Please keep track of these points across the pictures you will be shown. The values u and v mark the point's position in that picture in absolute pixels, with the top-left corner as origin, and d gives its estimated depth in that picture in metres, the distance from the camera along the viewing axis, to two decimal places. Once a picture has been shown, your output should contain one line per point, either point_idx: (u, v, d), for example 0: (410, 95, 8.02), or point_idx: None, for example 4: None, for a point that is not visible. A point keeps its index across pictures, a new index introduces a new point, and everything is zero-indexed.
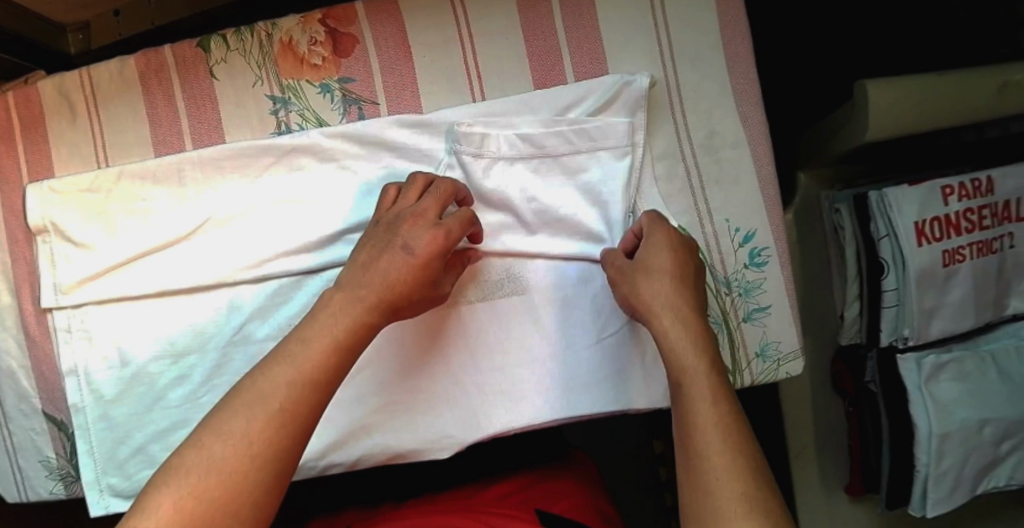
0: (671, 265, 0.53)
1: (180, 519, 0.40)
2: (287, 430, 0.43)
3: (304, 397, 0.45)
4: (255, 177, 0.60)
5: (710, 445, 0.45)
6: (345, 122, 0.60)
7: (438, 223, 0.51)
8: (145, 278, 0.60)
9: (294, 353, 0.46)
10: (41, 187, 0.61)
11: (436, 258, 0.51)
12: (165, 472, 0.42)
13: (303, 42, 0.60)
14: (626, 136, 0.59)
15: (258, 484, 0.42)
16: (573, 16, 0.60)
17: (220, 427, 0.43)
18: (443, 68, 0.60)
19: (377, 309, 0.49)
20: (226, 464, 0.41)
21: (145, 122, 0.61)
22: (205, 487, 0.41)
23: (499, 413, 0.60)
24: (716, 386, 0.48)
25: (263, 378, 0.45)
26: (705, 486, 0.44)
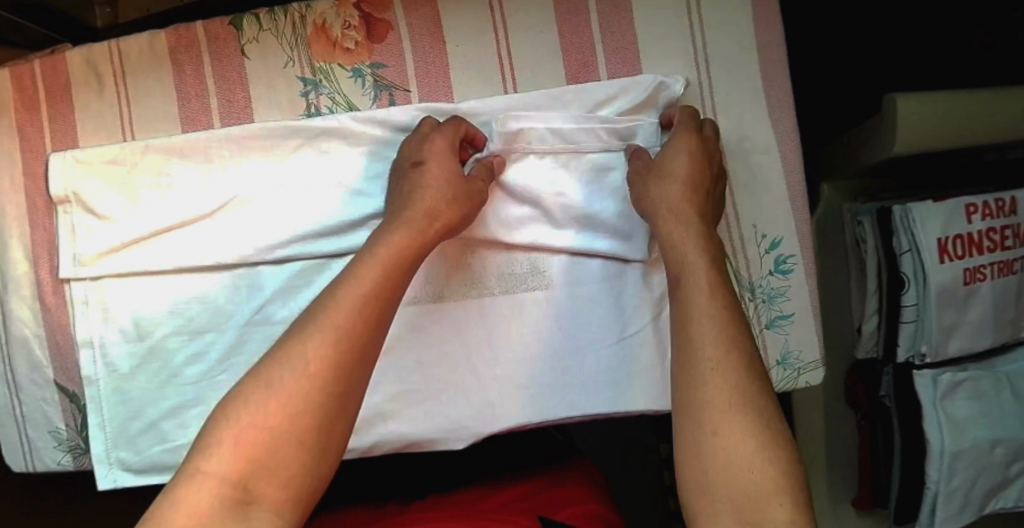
0: (688, 164, 0.53)
1: (245, 448, 0.41)
2: (347, 358, 0.45)
3: (361, 325, 0.46)
4: (282, 157, 0.60)
5: (706, 335, 0.44)
6: (375, 108, 0.60)
7: (443, 139, 0.54)
8: (165, 253, 0.60)
9: (347, 281, 0.48)
10: (66, 157, 0.61)
11: (450, 162, 0.54)
12: (226, 404, 0.43)
13: (336, 26, 0.59)
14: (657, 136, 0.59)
15: (322, 413, 0.43)
16: (609, 12, 0.60)
17: (279, 357, 0.44)
18: (476, 58, 0.60)
19: (417, 223, 0.51)
20: (288, 394, 0.42)
21: (173, 97, 0.61)
22: (266, 416, 0.42)
23: (515, 406, 0.60)
24: (715, 283, 0.47)
25: (318, 308, 0.46)
26: (692, 373, 0.43)
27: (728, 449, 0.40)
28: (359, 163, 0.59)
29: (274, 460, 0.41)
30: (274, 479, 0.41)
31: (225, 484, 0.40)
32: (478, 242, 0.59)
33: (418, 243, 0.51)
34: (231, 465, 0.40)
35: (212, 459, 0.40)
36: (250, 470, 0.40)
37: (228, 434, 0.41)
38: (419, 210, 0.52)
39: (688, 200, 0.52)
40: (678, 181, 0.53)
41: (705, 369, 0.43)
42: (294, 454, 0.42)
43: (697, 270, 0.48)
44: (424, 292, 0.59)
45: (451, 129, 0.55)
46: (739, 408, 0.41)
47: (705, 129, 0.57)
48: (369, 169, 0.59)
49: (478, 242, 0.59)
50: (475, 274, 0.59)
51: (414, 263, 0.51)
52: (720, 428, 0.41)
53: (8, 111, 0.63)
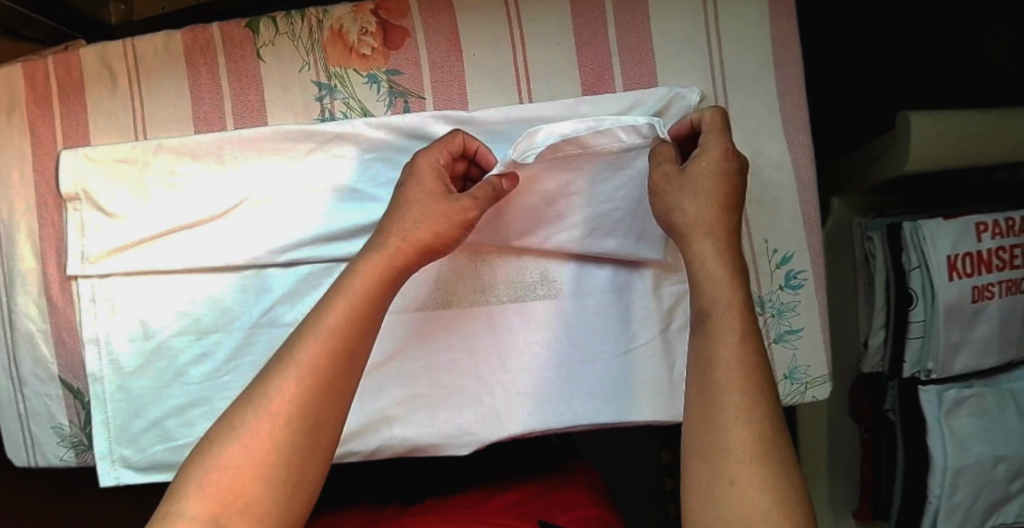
0: (721, 179, 0.49)
1: (211, 491, 0.40)
2: (315, 392, 0.43)
3: (328, 357, 0.44)
4: (294, 161, 0.59)
5: (731, 380, 0.43)
6: (389, 114, 0.59)
7: (431, 160, 0.52)
8: (174, 254, 0.60)
9: (316, 314, 0.46)
10: (77, 154, 0.61)
11: (428, 185, 0.51)
12: (202, 445, 0.43)
13: (353, 32, 0.59)
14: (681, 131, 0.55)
15: (289, 452, 0.42)
16: (626, 24, 0.59)
17: (249, 397, 0.43)
18: (492, 67, 0.60)
19: (392, 249, 0.49)
20: (253, 436, 0.42)
21: (186, 96, 0.61)
22: (232, 458, 0.41)
23: (520, 414, 0.59)
24: (744, 320, 0.45)
25: (289, 344, 0.45)
26: (715, 423, 0.42)
27: (743, 502, 0.39)
28: (372, 168, 0.59)
29: (243, 499, 0.40)
30: (244, 519, 0.40)
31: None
32: (487, 247, 0.59)
33: (393, 269, 0.49)
34: (202, 506, 0.40)
35: (185, 501, 0.40)
36: (217, 512, 0.40)
37: (199, 476, 0.41)
38: (395, 236, 0.50)
39: (723, 221, 0.48)
40: (713, 196, 0.48)
41: (727, 417, 0.42)
42: (261, 493, 0.41)
43: (726, 305, 0.45)
44: (433, 297, 0.59)
45: (439, 146, 0.52)
46: (757, 459, 0.40)
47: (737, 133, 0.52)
48: (382, 175, 0.59)
49: (487, 247, 0.59)
50: (483, 281, 0.59)
51: (388, 290, 0.49)
52: (739, 479, 0.40)
53: (21, 106, 0.62)
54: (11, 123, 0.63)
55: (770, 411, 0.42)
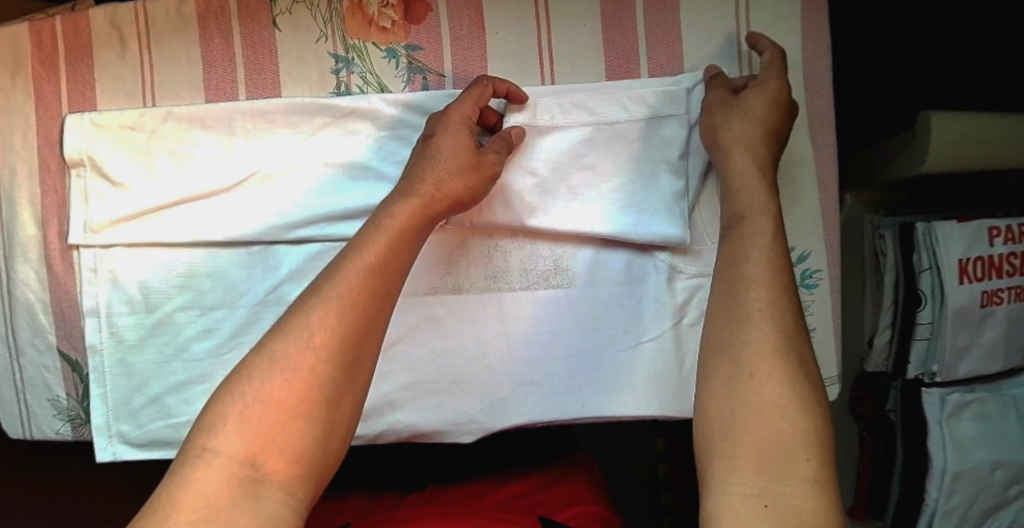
0: (773, 108, 0.50)
1: (252, 425, 0.39)
2: (354, 331, 0.43)
3: (366, 297, 0.44)
4: (308, 135, 0.57)
5: (756, 278, 0.42)
6: (407, 91, 0.57)
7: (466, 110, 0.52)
8: (180, 226, 0.58)
9: (349, 253, 0.45)
10: (82, 119, 0.59)
11: (462, 137, 0.51)
12: (232, 381, 0.41)
13: (373, 4, 0.57)
14: (686, 104, 0.56)
15: (330, 386, 0.41)
16: (655, 10, 0.58)
17: (286, 330, 0.42)
18: (515, 46, 0.58)
19: (423, 194, 0.49)
20: (295, 368, 0.40)
21: (198, 65, 0.59)
22: (272, 392, 0.40)
23: (525, 402, 0.58)
24: (774, 228, 0.44)
25: (321, 281, 0.44)
26: (739, 319, 0.41)
27: (761, 398, 0.38)
28: (387, 147, 0.57)
29: (283, 437, 0.39)
30: (282, 457, 0.39)
31: (234, 463, 0.38)
32: (501, 231, 0.57)
33: (424, 216, 0.48)
34: (241, 443, 0.38)
35: (219, 437, 0.38)
36: (258, 448, 0.38)
37: (236, 412, 0.39)
38: (425, 183, 0.49)
39: (766, 142, 0.50)
40: (760, 121, 0.50)
41: (751, 311, 0.41)
42: (300, 431, 0.39)
43: (758, 212, 0.45)
44: (443, 281, 0.58)
45: (473, 99, 0.52)
46: (778, 353, 0.39)
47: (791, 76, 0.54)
48: (398, 154, 0.57)
49: (501, 232, 0.58)
50: (495, 265, 0.58)
51: (418, 237, 0.48)
52: (758, 371, 0.39)
53: (26, 66, 0.60)
54: (15, 85, 0.61)
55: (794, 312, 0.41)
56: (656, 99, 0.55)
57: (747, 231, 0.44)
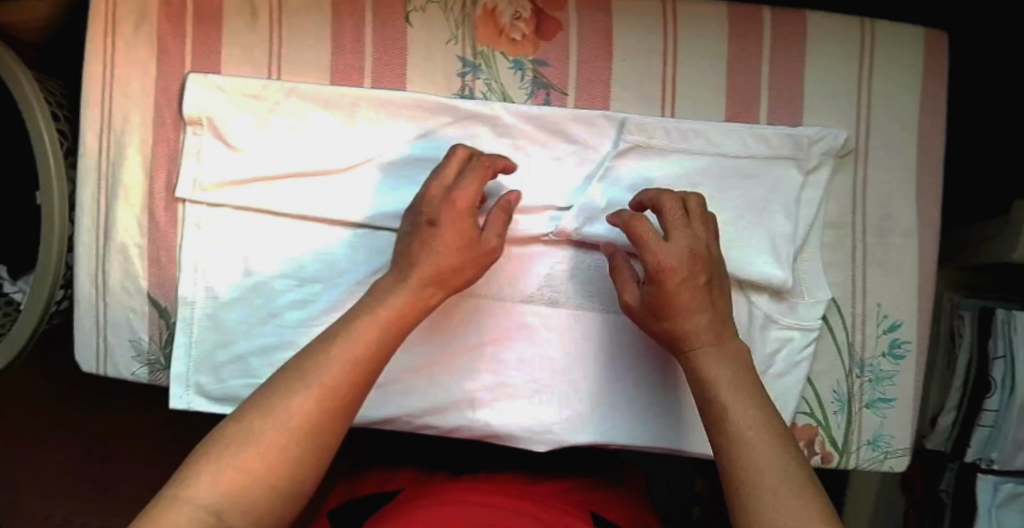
0: (668, 283, 0.48)
1: (225, 487, 0.38)
2: (337, 412, 0.43)
3: (350, 384, 0.43)
4: (426, 131, 0.58)
5: (752, 416, 0.44)
6: (530, 104, 0.57)
7: (436, 194, 0.51)
8: (289, 198, 0.60)
9: (345, 330, 0.45)
10: (206, 79, 0.61)
11: (466, 225, 0.50)
12: (216, 438, 0.40)
13: (506, 14, 0.57)
14: (806, 148, 0.56)
15: (298, 466, 0.41)
16: (782, 59, 0.57)
17: (271, 401, 0.42)
18: (641, 73, 0.57)
19: (420, 285, 0.49)
20: (269, 441, 0.40)
21: (327, 45, 0.60)
22: (248, 459, 0.39)
23: (598, 420, 0.60)
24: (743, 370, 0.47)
25: (310, 354, 0.44)
26: (744, 452, 0.42)
27: (767, 509, 0.39)
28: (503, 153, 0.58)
29: (250, 506, 0.39)
30: (245, 523, 0.38)
31: (207, 518, 0.37)
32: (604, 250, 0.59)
33: (417, 303, 0.48)
34: (212, 496, 0.38)
35: (194, 489, 0.38)
36: (228, 508, 0.38)
37: (213, 466, 0.39)
38: (430, 261, 0.49)
39: (715, 330, 0.49)
40: (701, 310, 0.49)
41: (756, 444, 0.42)
42: (262, 501, 0.39)
43: (719, 353, 0.48)
44: (541, 292, 0.59)
45: (478, 179, 0.51)
46: (799, 476, 0.40)
47: (675, 217, 0.51)
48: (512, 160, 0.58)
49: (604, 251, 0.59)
50: (593, 286, 0.59)
51: (407, 326, 0.48)
52: (781, 497, 0.39)
53: (151, 19, 0.61)
54: (136, 36, 0.62)
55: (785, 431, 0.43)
56: (778, 140, 0.56)
57: (711, 378, 0.47)
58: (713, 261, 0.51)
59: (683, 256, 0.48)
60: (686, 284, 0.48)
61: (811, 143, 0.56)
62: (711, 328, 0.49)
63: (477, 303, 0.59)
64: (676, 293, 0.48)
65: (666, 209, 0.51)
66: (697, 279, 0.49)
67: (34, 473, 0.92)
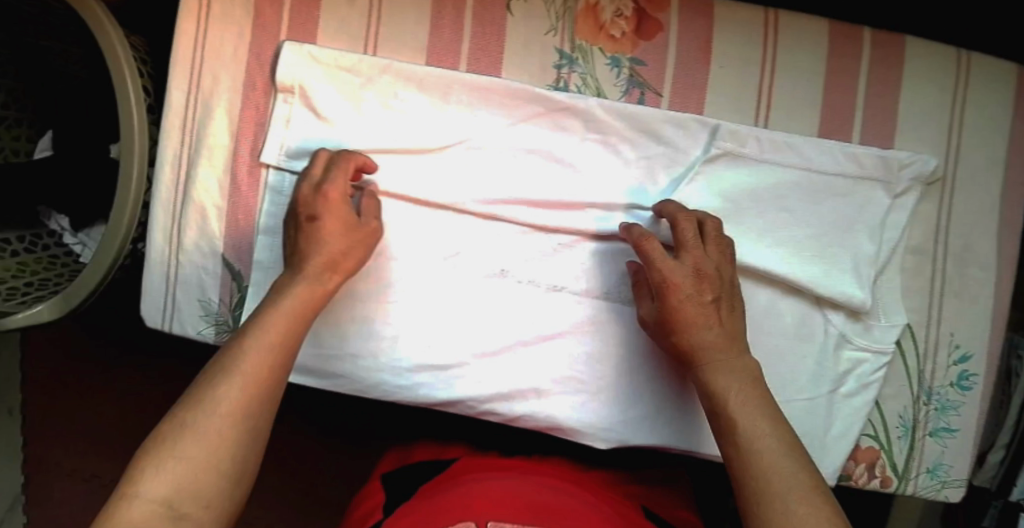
0: (676, 304, 0.52)
1: (175, 478, 0.43)
2: (260, 393, 0.48)
3: (271, 371, 0.49)
4: (516, 120, 0.59)
5: (756, 421, 0.48)
6: (624, 102, 0.57)
7: (310, 195, 0.55)
8: (373, 174, 0.61)
9: (257, 323, 0.50)
10: (302, 48, 0.61)
11: (344, 213, 0.56)
12: (154, 439, 0.45)
13: (608, 10, 0.57)
14: (891, 169, 0.56)
15: (237, 449, 0.46)
16: (879, 80, 0.57)
17: (195, 400, 0.46)
18: (738, 81, 0.57)
19: (314, 271, 0.54)
20: (204, 433, 0.45)
21: (425, 26, 0.60)
22: (188, 451, 0.44)
23: (660, 421, 0.61)
24: (746, 371, 0.51)
25: (233, 350, 0.49)
26: (752, 456, 0.46)
27: (774, 510, 0.43)
28: (593, 148, 0.58)
29: (200, 490, 0.44)
30: (198, 504, 0.43)
31: (160, 507, 0.42)
32: None
33: (314, 287, 0.54)
34: (166, 491, 0.42)
35: (146, 486, 0.42)
36: (179, 493, 0.43)
37: (160, 465, 0.43)
38: (326, 250, 0.54)
39: (726, 339, 0.52)
40: (707, 323, 0.52)
41: (763, 449, 0.46)
42: (210, 484, 0.44)
43: (730, 359, 0.51)
44: (617, 292, 0.61)
45: (343, 173, 0.56)
46: (801, 477, 0.44)
47: (687, 234, 0.54)
48: (601, 157, 0.58)
49: None
50: None
51: (310, 311, 0.53)
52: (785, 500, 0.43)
53: None
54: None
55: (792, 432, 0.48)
56: (869, 162, 0.56)
57: (723, 385, 0.50)
58: (723, 283, 0.54)
59: (688, 276, 0.52)
60: (690, 301, 0.52)
61: (900, 166, 0.56)
62: (721, 345, 0.52)
63: (554, 296, 0.61)
64: (681, 310, 0.52)
65: (681, 228, 0.54)
66: (701, 297, 0.52)
67: (86, 419, 0.96)
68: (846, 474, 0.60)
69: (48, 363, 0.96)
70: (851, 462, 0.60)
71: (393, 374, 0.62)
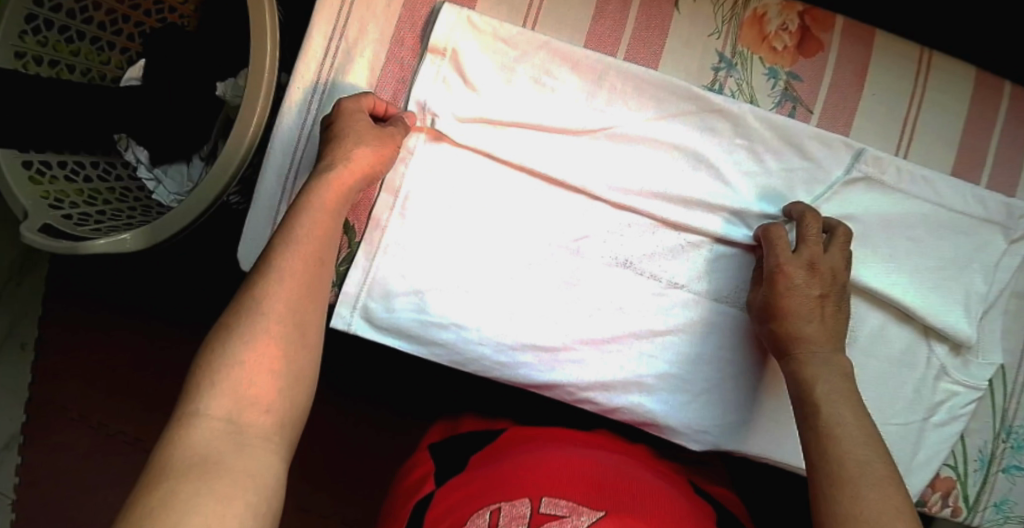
0: (788, 293, 0.55)
1: (232, 388, 0.42)
2: (297, 300, 0.47)
3: (304, 273, 0.48)
4: (668, 115, 0.61)
5: (840, 412, 0.49)
6: (776, 112, 0.60)
7: (350, 110, 0.57)
8: (516, 147, 0.61)
9: (283, 235, 0.50)
10: (461, 12, 0.60)
11: (344, 126, 0.56)
12: (202, 357, 0.44)
13: (773, 23, 0.60)
14: (1014, 218, 0.59)
15: (287, 352, 0.45)
16: (1011, 132, 0.61)
17: (234, 315, 0.45)
18: (883, 112, 0.60)
19: (334, 172, 0.53)
20: (252, 341, 0.44)
21: (590, 10, 0.61)
22: (239, 361, 0.43)
23: (749, 429, 0.64)
24: (833, 366, 0.53)
25: (263, 268, 0.48)
26: (829, 437, 0.48)
27: (847, 487, 0.44)
28: (738, 154, 0.60)
29: (259, 397, 0.42)
30: (258, 411, 0.42)
31: (217, 419, 0.40)
32: None
33: (340, 186, 0.53)
34: (223, 403, 0.41)
35: (204, 401, 0.41)
36: (235, 403, 0.41)
37: (211, 379, 0.42)
38: (347, 164, 0.54)
39: (826, 338, 0.54)
40: (807, 317, 0.55)
41: (840, 432, 0.48)
42: (268, 390, 0.43)
43: (818, 355, 0.54)
44: (732, 297, 0.63)
45: (358, 103, 0.58)
46: (877, 461, 0.46)
47: (808, 231, 0.56)
48: (745, 163, 0.60)
49: None
50: None
51: (336, 212, 0.53)
52: (853, 479, 0.45)
53: None
54: None
55: (873, 427, 0.49)
56: (995, 206, 0.59)
57: (808, 377, 0.53)
58: (836, 284, 0.56)
59: (801, 268, 0.55)
60: (797, 291, 0.55)
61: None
62: (818, 339, 0.54)
63: (672, 293, 0.63)
64: (787, 296, 0.55)
65: (806, 226, 0.57)
66: (809, 289, 0.55)
67: (107, 360, 0.90)
68: (922, 500, 0.62)
69: (84, 296, 0.90)
70: (929, 489, 0.62)
71: (496, 351, 0.62)
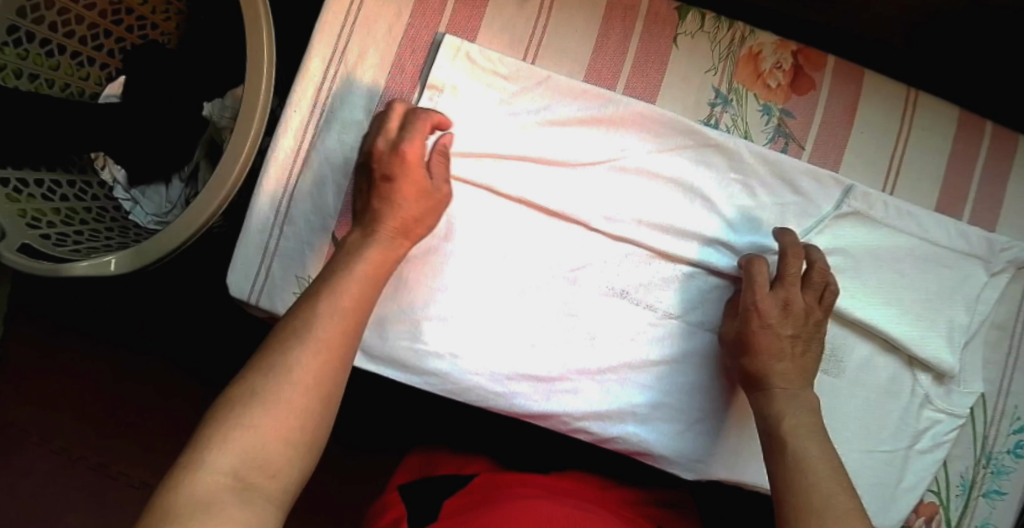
0: (761, 331, 0.56)
1: (245, 444, 0.40)
2: (328, 363, 0.45)
3: (341, 337, 0.47)
4: (665, 148, 0.61)
5: (807, 443, 0.50)
6: (769, 148, 0.62)
7: (400, 140, 0.56)
8: (515, 180, 0.61)
9: (324, 293, 0.49)
10: (459, 48, 0.60)
11: (394, 160, 0.56)
12: (221, 406, 0.41)
13: (768, 61, 0.62)
14: (994, 252, 0.62)
15: (309, 416, 0.43)
16: (993, 170, 0.63)
17: (262, 367, 0.43)
18: (872, 148, 0.62)
19: (387, 240, 0.54)
20: (277, 399, 0.42)
21: (590, 43, 0.62)
22: (258, 418, 0.41)
23: (741, 457, 0.64)
24: (802, 403, 0.54)
25: (299, 321, 0.46)
26: (801, 464, 0.49)
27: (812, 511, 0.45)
28: (732, 188, 0.62)
29: (273, 460, 0.40)
30: (268, 475, 0.40)
31: (225, 476, 0.38)
32: None
33: (387, 253, 0.54)
34: (231, 458, 0.39)
35: (214, 455, 0.39)
36: (247, 463, 0.39)
37: (227, 432, 0.40)
38: (393, 230, 0.54)
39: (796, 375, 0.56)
40: (778, 356, 0.56)
41: (808, 460, 0.49)
42: (281, 453, 0.41)
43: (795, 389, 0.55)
44: None
45: (412, 131, 0.56)
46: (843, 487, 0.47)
47: (788, 270, 0.57)
48: (739, 197, 0.62)
49: None
50: None
51: (377, 277, 0.53)
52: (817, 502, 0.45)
53: None
54: None
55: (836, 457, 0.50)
56: (977, 241, 0.61)
57: (777, 412, 0.54)
58: (809, 323, 0.58)
59: (775, 306, 0.57)
60: (770, 330, 0.56)
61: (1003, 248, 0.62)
62: (789, 377, 0.56)
63: (667, 323, 0.63)
64: (759, 334, 0.56)
65: (785, 264, 0.58)
66: (781, 329, 0.56)
67: (76, 382, 0.87)
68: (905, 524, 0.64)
69: (55, 318, 0.87)
70: (912, 514, 0.64)
71: (491, 381, 0.61)
